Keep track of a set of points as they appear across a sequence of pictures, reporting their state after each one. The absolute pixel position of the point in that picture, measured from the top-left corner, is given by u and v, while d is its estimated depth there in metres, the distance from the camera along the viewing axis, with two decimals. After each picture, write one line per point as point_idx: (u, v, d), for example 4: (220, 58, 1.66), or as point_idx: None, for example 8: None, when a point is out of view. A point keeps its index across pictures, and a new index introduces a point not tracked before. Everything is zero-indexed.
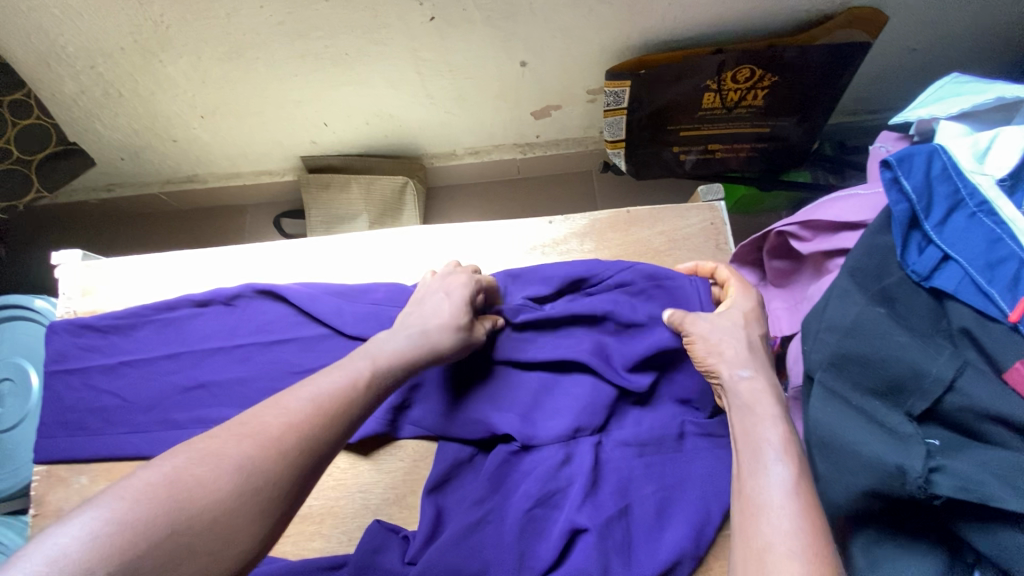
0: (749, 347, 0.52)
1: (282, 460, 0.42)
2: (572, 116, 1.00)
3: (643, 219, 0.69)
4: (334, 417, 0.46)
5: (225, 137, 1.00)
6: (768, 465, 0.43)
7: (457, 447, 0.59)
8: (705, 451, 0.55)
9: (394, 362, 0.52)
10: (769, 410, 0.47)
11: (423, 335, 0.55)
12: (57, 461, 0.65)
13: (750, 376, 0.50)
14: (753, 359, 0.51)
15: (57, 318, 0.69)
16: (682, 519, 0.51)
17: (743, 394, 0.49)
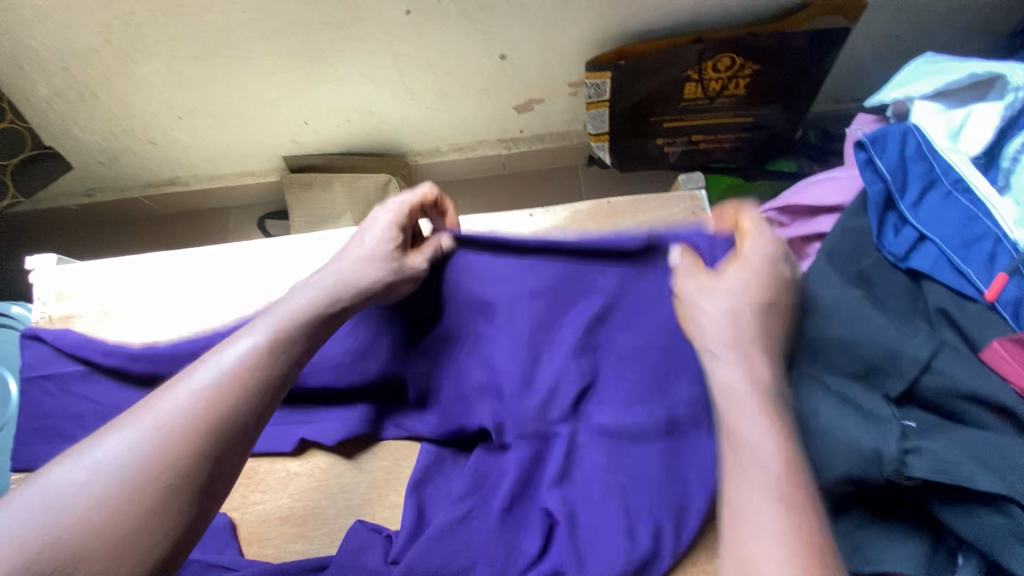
0: (742, 322, 0.42)
1: (175, 440, 0.39)
2: (555, 110, 1.00)
3: (624, 209, 0.68)
4: (242, 387, 0.42)
5: (205, 138, 0.99)
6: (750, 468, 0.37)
7: (444, 441, 0.59)
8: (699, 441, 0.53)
9: (303, 310, 0.49)
10: (751, 403, 0.39)
11: (344, 271, 0.54)
12: (32, 469, 0.63)
13: (735, 360, 0.41)
14: (744, 337, 0.42)
15: (32, 323, 0.68)
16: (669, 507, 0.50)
17: (731, 389, 0.41)
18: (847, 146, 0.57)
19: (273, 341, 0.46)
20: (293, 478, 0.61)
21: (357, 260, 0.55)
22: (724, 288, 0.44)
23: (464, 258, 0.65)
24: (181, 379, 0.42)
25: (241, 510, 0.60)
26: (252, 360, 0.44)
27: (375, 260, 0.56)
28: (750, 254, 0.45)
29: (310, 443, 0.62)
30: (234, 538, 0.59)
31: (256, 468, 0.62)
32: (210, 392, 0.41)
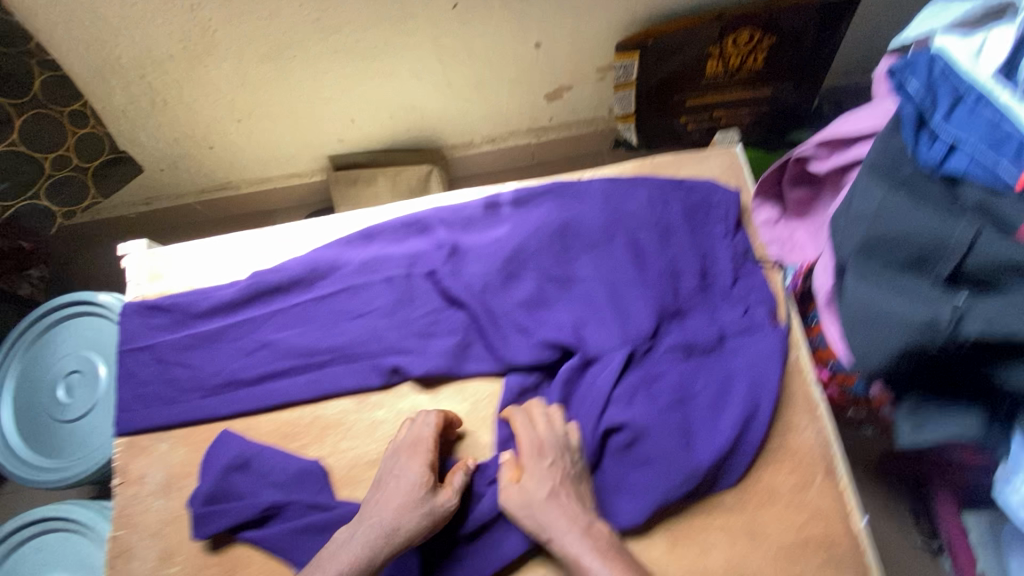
0: (559, 502, 0.53)
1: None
2: (582, 97, 1.07)
3: (668, 165, 0.71)
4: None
5: (258, 139, 1.06)
6: None
7: (521, 377, 0.64)
8: (745, 347, 0.62)
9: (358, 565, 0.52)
10: (592, 560, 0.50)
11: (376, 529, 0.54)
12: (135, 433, 0.68)
13: (566, 531, 0.52)
14: (563, 511, 0.53)
15: (126, 301, 0.74)
16: (734, 407, 0.59)
17: (571, 549, 0.51)
18: (876, 86, 0.62)
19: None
20: (379, 424, 0.65)
21: (388, 514, 0.54)
22: (539, 472, 0.55)
23: (535, 204, 0.70)
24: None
25: (332, 457, 0.65)
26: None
27: (413, 509, 0.55)
28: (547, 436, 0.56)
29: (391, 392, 0.67)
30: (329, 482, 0.63)
31: (344, 418, 0.66)
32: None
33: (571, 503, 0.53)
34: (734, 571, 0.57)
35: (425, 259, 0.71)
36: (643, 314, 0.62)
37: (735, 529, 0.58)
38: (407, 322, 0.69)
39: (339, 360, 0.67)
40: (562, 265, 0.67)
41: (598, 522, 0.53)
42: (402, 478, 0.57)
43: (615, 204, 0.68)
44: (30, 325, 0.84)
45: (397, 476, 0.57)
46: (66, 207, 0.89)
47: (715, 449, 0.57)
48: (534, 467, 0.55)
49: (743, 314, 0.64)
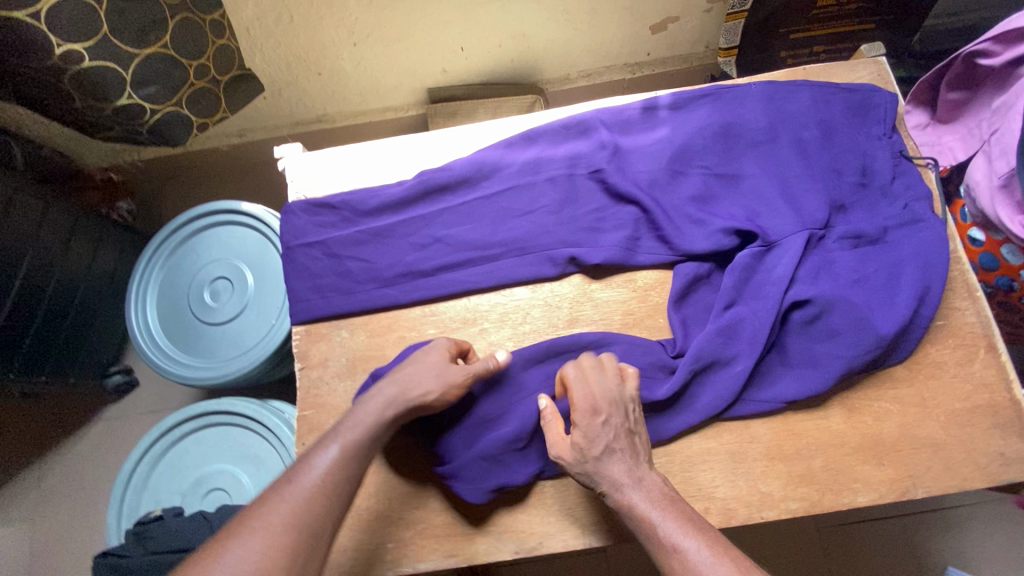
0: (615, 456, 0.54)
1: (319, 499, 0.47)
2: (685, 29, 1.09)
3: (817, 74, 0.75)
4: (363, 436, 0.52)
5: (367, 67, 1.05)
6: (678, 556, 0.48)
7: (694, 266, 0.67)
8: (910, 235, 0.65)
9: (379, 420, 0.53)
10: (653, 509, 0.51)
11: (399, 394, 0.54)
12: (314, 321, 0.70)
13: (624, 482, 0.53)
14: (616, 463, 0.54)
15: (290, 201, 0.75)
16: (909, 288, 0.62)
17: (628, 501, 0.52)
18: None
19: (348, 447, 0.51)
20: (553, 309, 0.69)
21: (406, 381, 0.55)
22: (594, 422, 0.55)
23: (693, 107, 0.72)
24: (299, 472, 0.49)
25: (512, 339, 0.68)
26: (350, 450, 0.51)
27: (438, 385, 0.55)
28: (603, 391, 0.56)
29: (564, 282, 0.70)
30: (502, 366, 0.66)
31: (522, 305, 0.69)
32: (333, 469, 0.49)
33: (628, 455, 0.54)
34: (908, 434, 0.61)
35: (586, 159, 0.72)
36: (815, 204, 0.65)
37: (906, 399, 0.62)
38: (572, 216, 0.70)
39: (510, 253, 0.70)
40: (728, 163, 0.70)
41: (652, 473, 0.54)
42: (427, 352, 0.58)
43: (777, 105, 0.71)
44: (173, 235, 0.86)
45: (419, 357, 0.57)
46: (203, 118, 0.92)
47: (896, 322, 0.60)
48: (586, 422, 0.55)
49: (902, 207, 0.66)
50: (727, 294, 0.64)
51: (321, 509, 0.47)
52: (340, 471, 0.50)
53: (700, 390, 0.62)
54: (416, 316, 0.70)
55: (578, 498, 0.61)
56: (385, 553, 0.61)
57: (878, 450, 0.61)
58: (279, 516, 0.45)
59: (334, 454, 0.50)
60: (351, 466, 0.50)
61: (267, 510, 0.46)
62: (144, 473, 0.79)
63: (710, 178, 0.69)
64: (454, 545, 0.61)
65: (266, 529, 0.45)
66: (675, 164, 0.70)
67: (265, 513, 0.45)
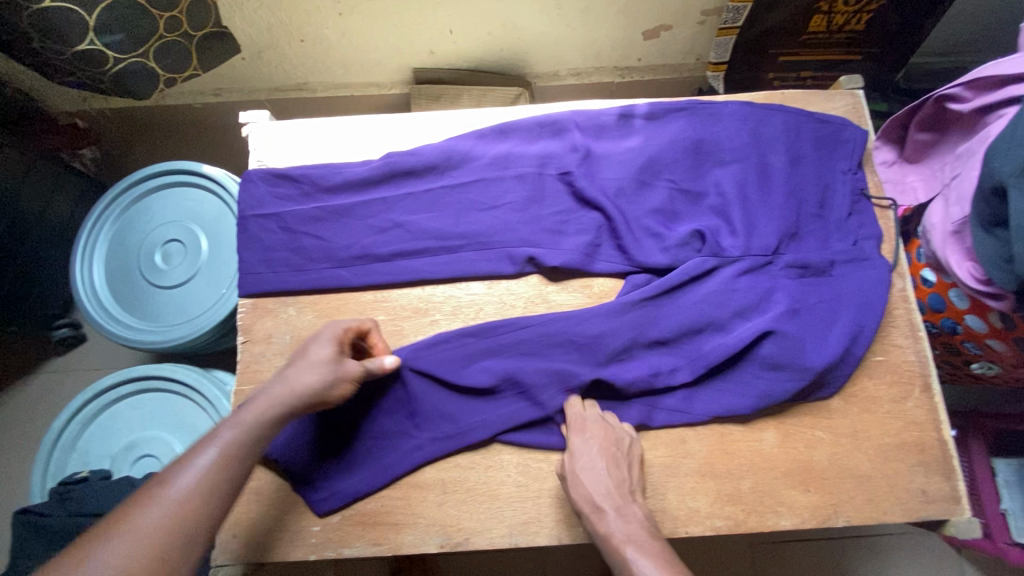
0: (599, 479, 0.56)
1: (202, 499, 0.45)
2: (677, 39, 1.08)
3: (796, 100, 0.75)
4: (251, 431, 0.50)
5: (350, 39, 1.02)
6: None
7: (645, 276, 0.67)
8: (855, 272, 0.66)
9: (263, 417, 0.51)
10: (624, 541, 0.52)
11: (280, 395, 0.53)
12: (261, 295, 0.68)
13: (602, 508, 0.55)
14: (597, 485, 0.56)
15: (249, 168, 0.73)
16: (843, 325, 0.63)
17: (603, 528, 0.54)
18: None
19: (228, 451, 0.49)
20: (506, 307, 0.68)
21: (294, 371, 0.55)
22: (586, 445, 0.58)
23: (669, 118, 0.72)
24: (178, 473, 0.46)
25: None
26: (233, 451, 0.49)
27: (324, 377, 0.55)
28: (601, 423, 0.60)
29: (520, 280, 0.69)
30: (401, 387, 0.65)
31: (476, 301, 0.68)
32: (211, 471, 0.47)
33: (611, 480, 0.57)
34: (836, 464, 0.62)
35: (557, 160, 0.71)
36: (769, 230, 0.66)
37: (839, 429, 0.64)
38: (533, 215, 0.69)
39: (469, 246, 0.69)
40: (695, 178, 0.69)
41: (631, 504, 0.56)
42: (316, 340, 0.58)
43: (751, 126, 0.70)
44: (130, 190, 0.84)
45: (308, 347, 0.57)
46: (170, 74, 0.89)
47: (829, 354, 0.62)
48: (581, 447, 0.58)
49: (850, 244, 0.67)
50: (666, 307, 0.64)
51: (202, 504, 0.45)
52: (224, 473, 0.47)
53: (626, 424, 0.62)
54: (368, 300, 0.69)
55: (507, 498, 0.62)
56: (311, 535, 0.61)
57: (805, 476, 0.62)
58: (152, 520, 0.43)
59: (214, 457, 0.48)
60: (231, 467, 0.48)
61: (143, 513, 0.43)
62: (75, 433, 0.76)
63: (675, 194, 0.69)
64: (380, 533, 0.61)
65: (138, 532, 0.42)
66: (642, 176, 0.69)
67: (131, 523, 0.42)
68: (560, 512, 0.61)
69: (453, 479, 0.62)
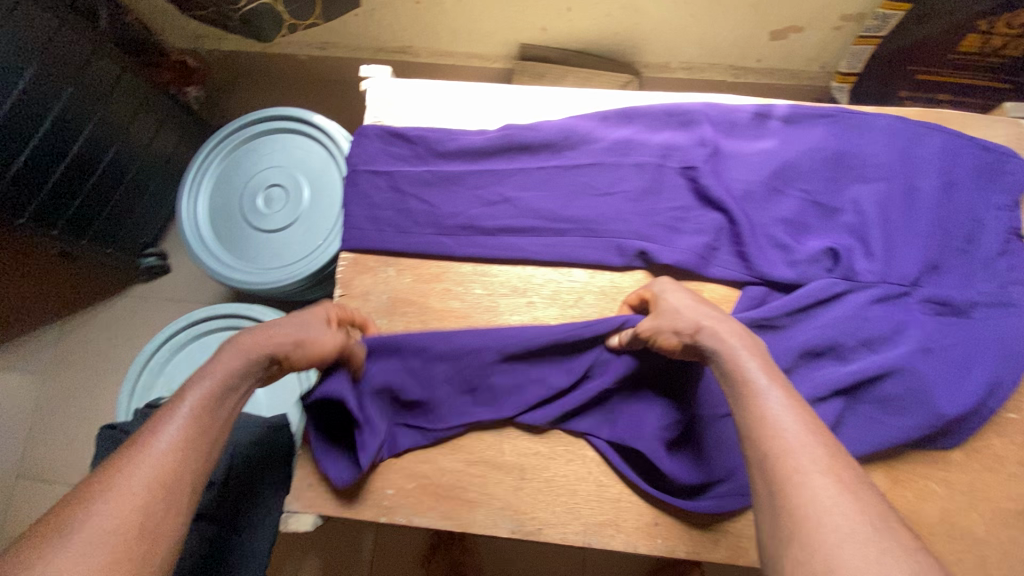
0: (711, 309, 0.52)
1: (185, 457, 0.43)
2: (806, 43, 1.01)
3: (952, 122, 0.68)
4: (226, 386, 0.47)
5: (465, 5, 1.00)
6: (774, 409, 0.43)
7: (763, 289, 0.63)
8: (998, 317, 0.60)
9: (234, 371, 0.48)
10: (759, 367, 0.46)
11: (254, 343, 0.50)
12: (363, 251, 0.68)
13: (727, 331, 0.49)
14: (717, 313, 0.51)
15: (366, 123, 0.72)
16: (980, 374, 0.57)
17: (726, 348, 0.48)
18: None
19: (205, 404, 0.46)
20: (608, 300, 0.65)
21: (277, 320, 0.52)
22: (684, 289, 0.56)
23: (810, 124, 0.67)
24: (153, 434, 0.43)
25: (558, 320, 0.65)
26: (206, 405, 0.46)
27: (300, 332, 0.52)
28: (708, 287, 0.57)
29: (626, 274, 0.66)
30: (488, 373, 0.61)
31: (578, 289, 0.66)
32: (181, 436, 0.44)
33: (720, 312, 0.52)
34: (948, 521, 0.57)
35: (682, 153, 0.67)
36: (909, 259, 0.61)
37: (955, 484, 0.58)
38: (648, 208, 0.66)
39: (577, 231, 0.66)
40: (831, 192, 0.64)
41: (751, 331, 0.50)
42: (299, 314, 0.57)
43: (901, 143, 0.65)
44: (242, 131, 0.84)
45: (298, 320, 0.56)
46: (294, 19, 0.89)
47: (963, 402, 0.56)
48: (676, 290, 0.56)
49: (996, 286, 0.60)
50: (783, 324, 0.60)
51: (184, 461, 0.43)
52: (202, 427, 0.45)
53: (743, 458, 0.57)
54: (467, 272, 0.67)
55: (586, 495, 0.59)
56: (384, 498, 0.61)
57: (910, 528, 0.57)
58: (135, 483, 0.41)
59: (186, 413, 0.45)
60: (202, 429, 0.45)
61: (123, 475, 0.41)
62: (162, 358, 0.78)
63: (807, 206, 0.64)
64: (452, 508, 0.60)
65: (124, 495, 0.40)
66: (773, 184, 0.65)
67: (115, 491, 0.40)
68: (639, 520, 0.59)
69: (534, 467, 0.61)
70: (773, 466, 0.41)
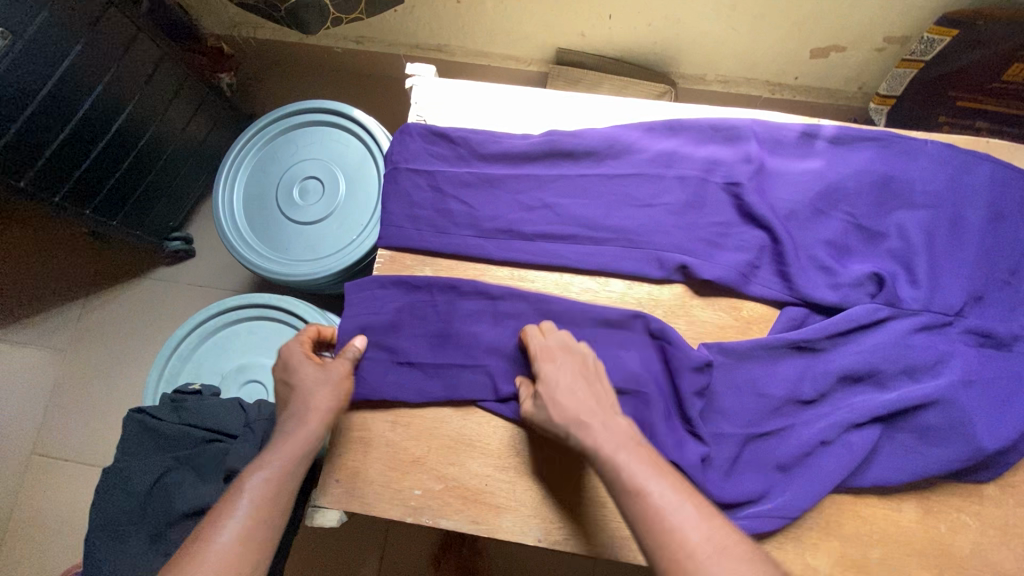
0: (573, 394, 0.52)
1: (248, 552, 0.49)
2: (846, 63, 1.01)
3: (1001, 152, 0.68)
4: (283, 480, 0.53)
5: (506, 7, 1.00)
6: (662, 510, 0.45)
7: (801, 310, 0.62)
8: None
9: (289, 465, 0.53)
10: (635, 460, 0.48)
11: (299, 434, 0.54)
12: (400, 249, 0.68)
13: (593, 426, 0.50)
14: (585, 399, 0.52)
15: (409, 121, 0.72)
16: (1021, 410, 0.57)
17: (595, 444, 0.49)
18: None
19: (263, 498, 0.51)
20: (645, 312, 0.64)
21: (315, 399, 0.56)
22: (556, 358, 0.55)
23: (857, 147, 0.66)
24: (218, 529, 0.49)
25: None
26: (264, 498, 0.51)
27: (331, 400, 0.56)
28: (590, 356, 0.56)
29: (664, 287, 0.65)
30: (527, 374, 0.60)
31: (616, 300, 0.65)
32: (245, 526, 0.50)
33: (591, 396, 0.53)
34: (979, 555, 0.57)
35: (726, 168, 0.66)
36: (954, 288, 0.60)
37: (989, 518, 0.58)
38: (690, 222, 0.65)
39: (617, 241, 0.66)
40: (876, 217, 0.64)
41: (618, 417, 0.52)
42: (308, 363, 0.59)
43: (950, 171, 0.64)
44: (280, 121, 0.84)
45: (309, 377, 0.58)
46: (338, 13, 0.90)
47: (1004, 436, 0.55)
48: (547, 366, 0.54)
49: None
50: (822, 345, 0.60)
51: (248, 554, 0.49)
52: (261, 520, 0.51)
53: (774, 479, 0.57)
54: (504, 276, 0.67)
55: (615, 507, 0.59)
56: (410, 498, 0.60)
57: (942, 561, 0.57)
58: None
59: (246, 510, 0.50)
60: (264, 515, 0.51)
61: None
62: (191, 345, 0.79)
63: (850, 229, 0.64)
64: (479, 512, 0.59)
65: None
66: (817, 205, 0.65)
67: None
68: None
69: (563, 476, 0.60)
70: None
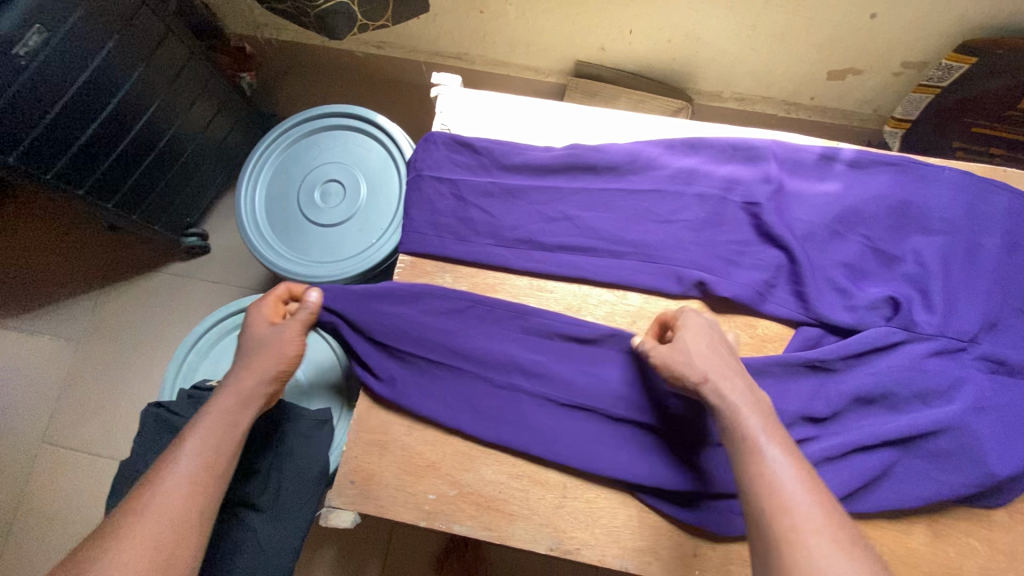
0: (720, 355, 0.53)
1: (192, 497, 0.51)
2: (862, 86, 1.02)
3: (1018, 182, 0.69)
4: (227, 431, 0.55)
5: (528, 19, 1.01)
6: (780, 474, 0.46)
7: (816, 330, 0.63)
8: None
9: (231, 417, 0.56)
10: (763, 425, 0.49)
11: (242, 389, 0.57)
12: (421, 255, 0.69)
13: (733, 383, 0.51)
14: (726, 364, 0.53)
15: (434, 130, 0.73)
16: None
17: (730, 401, 0.50)
18: None
19: (206, 446, 0.54)
20: None
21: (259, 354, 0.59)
22: (705, 326, 0.56)
23: (876, 171, 0.67)
24: (165, 474, 0.52)
25: None
26: (211, 446, 0.54)
27: (271, 356, 0.59)
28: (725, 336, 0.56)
29: (681, 302, 0.66)
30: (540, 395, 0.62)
31: (633, 313, 0.66)
32: (190, 472, 0.52)
33: (730, 361, 0.54)
34: None
35: (746, 187, 0.67)
36: (969, 315, 0.61)
37: (998, 544, 0.58)
38: (708, 240, 0.66)
39: (636, 256, 0.66)
40: (892, 241, 0.65)
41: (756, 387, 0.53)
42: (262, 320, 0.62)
43: (968, 199, 0.65)
44: (303, 123, 0.86)
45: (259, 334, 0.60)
46: (364, 20, 0.92)
47: (1015, 464, 0.56)
48: (696, 327, 0.55)
49: None
50: (836, 365, 0.61)
51: (193, 497, 0.51)
52: (208, 466, 0.53)
53: None
54: (522, 286, 0.68)
55: (627, 519, 0.60)
56: (424, 503, 0.61)
57: None
58: (146, 522, 0.49)
59: (193, 456, 0.53)
60: (209, 462, 0.53)
61: (138, 515, 0.49)
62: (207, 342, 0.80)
63: (866, 251, 0.65)
64: (492, 519, 0.60)
65: (136, 532, 0.48)
66: (834, 226, 0.66)
67: (137, 528, 0.49)
68: (678, 549, 0.59)
69: (576, 486, 0.61)
70: (773, 532, 0.44)
